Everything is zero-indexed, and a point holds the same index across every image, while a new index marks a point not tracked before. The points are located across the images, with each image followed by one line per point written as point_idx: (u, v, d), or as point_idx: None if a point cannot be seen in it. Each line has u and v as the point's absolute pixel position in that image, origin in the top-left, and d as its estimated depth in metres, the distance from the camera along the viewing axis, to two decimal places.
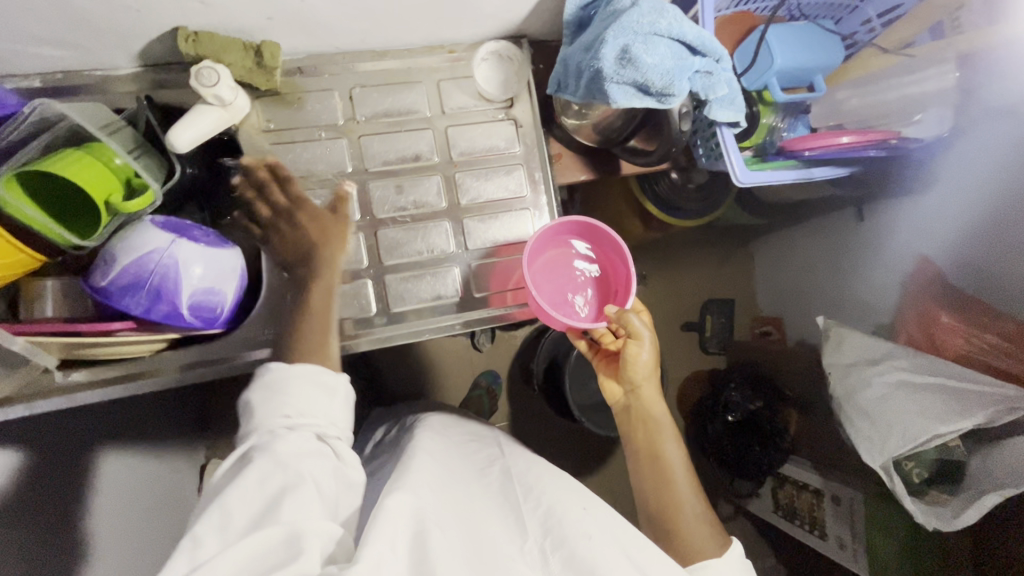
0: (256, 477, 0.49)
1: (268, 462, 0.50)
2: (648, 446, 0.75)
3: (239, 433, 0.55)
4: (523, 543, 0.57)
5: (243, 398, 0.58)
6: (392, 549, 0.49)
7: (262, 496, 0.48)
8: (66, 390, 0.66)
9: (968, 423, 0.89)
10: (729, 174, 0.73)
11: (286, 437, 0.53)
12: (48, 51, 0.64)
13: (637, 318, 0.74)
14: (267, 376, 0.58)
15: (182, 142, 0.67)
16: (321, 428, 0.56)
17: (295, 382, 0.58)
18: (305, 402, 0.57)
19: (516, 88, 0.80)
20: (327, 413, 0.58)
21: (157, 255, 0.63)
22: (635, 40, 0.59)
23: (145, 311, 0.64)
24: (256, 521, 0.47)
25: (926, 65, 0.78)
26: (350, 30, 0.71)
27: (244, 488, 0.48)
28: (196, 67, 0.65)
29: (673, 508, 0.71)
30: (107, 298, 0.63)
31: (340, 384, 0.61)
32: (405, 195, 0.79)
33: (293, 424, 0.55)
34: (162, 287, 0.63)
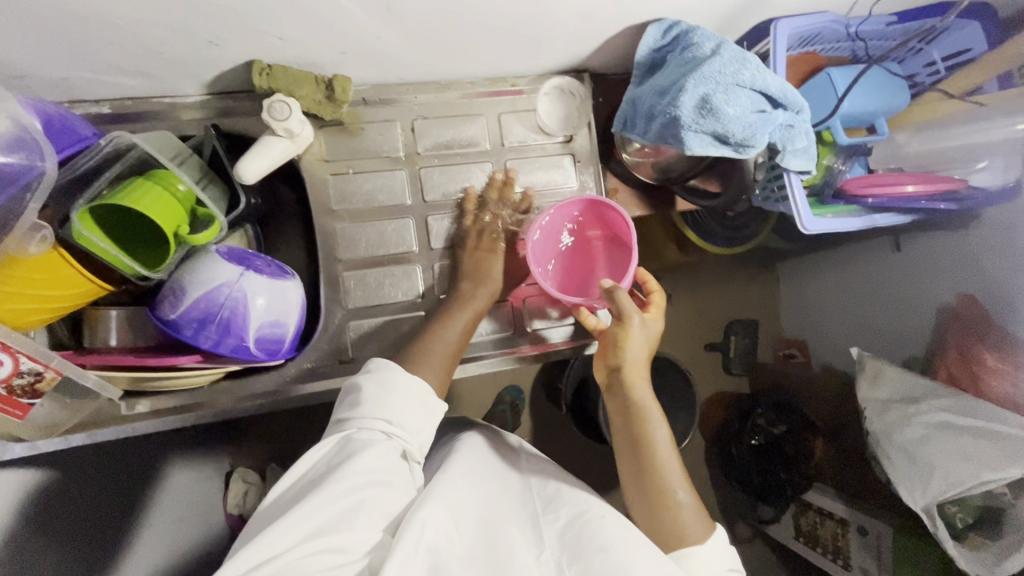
0: (342, 483, 0.50)
1: (358, 470, 0.52)
2: (633, 435, 0.65)
3: (338, 416, 0.57)
4: (539, 553, 0.55)
5: (353, 381, 0.60)
6: (412, 556, 0.48)
7: (340, 502, 0.50)
8: (127, 419, 0.67)
9: (1015, 471, 0.89)
10: (794, 219, 0.71)
11: (381, 445, 0.54)
12: (122, 80, 0.64)
13: (624, 294, 0.68)
14: (381, 371, 0.60)
15: (251, 174, 0.66)
16: (409, 446, 0.57)
17: (403, 390, 0.58)
18: (407, 415, 0.57)
19: (577, 124, 0.80)
20: (418, 429, 0.58)
21: (226, 288, 0.63)
22: (716, 90, 0.59)
23: (213, 345, 0.64)
24: (334, 522, 0.49)
25: (995, 114, 0.77)
26: (419, 63, 0.71)
27: (333, 487, 0.50)
28: (269, 102, 0.65)
29: (661, 494, 0.62)
30: (175, 330, 0.63)
31: (438, 407, 0.60)
32: (463, 228, 0.79)
33: (390, 432, 0.56)
34: (230, 321, 0.64)
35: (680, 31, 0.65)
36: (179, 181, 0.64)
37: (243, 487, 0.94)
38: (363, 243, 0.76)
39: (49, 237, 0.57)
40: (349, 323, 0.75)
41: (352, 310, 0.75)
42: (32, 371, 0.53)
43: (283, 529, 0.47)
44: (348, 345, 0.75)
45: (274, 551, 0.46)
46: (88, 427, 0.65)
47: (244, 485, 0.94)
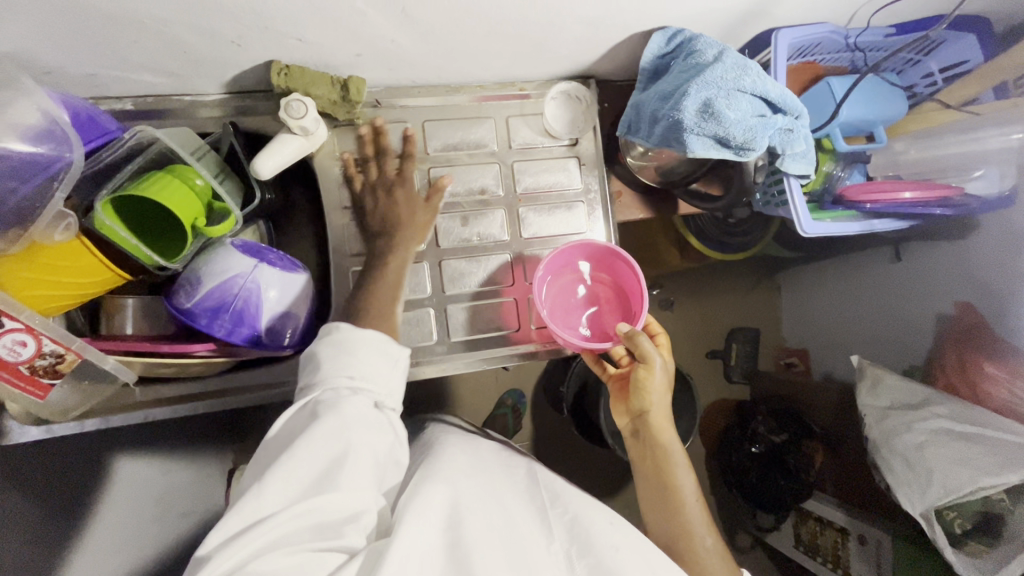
0: (315, 442, 0.48)
1: (326, 429, 0.49)
2: (663, 480, 0.71)
3: (301, 383, 0.54)
4: (549, 543, 0.56)
5: (309, 348, 0.57)
6: (424, 533, 0.51)
7: (318, 461, 0.48)
8: (139, 406, 0.69)
9: (1013, 478, 0.90)
10: (794, 223, 0.73)
11: (347, 401, 0.52)
12: (145, 77, 0.67)
13: (648, 341, 0.70)
14: (335, 333, 0.56)
15: (266, 169, 0.69)
16: (380, 398, 0.54)
17: (362, 346, 0.56)
18: (371, 369, 0.54)
19: (582, 128, 0.82)
20: (387, 383, 0.56)
21: (241, 279, 0.65)
22: (717, 94, 0.61)
23: (227, 334, 0.66)
24: (315, 485, 0.47)
25: (991, 124, 0.79)
26: (431, 66, 0.73)
27: (309, 445, 0.48)
28: (286, 99, 0.67)
29: (688, 538, 0.68)
30: (190, 319, 0.65)
31: (401, 355, 0.58)
32: (470, 226, 0.81)
33: (356, 388, 0.53)
34: (244, 311, 0.66)
35: (683, 38, 0.67)
36: (196, 175, 0.66)
37: None
38: None
39: (72, 226, 0.59)
40: None
41: None
42: (53, 353, 0.54)
43: (267, 493, 0.46)
44: None
45: (263, 517, 0.46)
46: (103, 412, 0.67)
47: None
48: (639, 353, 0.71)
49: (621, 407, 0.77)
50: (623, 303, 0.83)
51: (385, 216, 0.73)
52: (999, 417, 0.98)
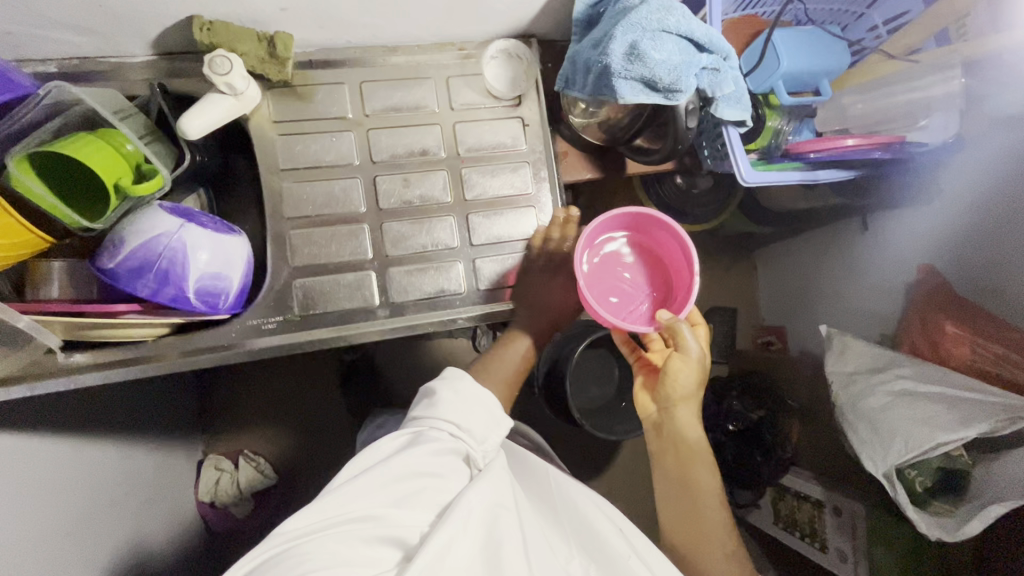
0: (406, 464, 0.56)
1: (416, 457, 0.57)
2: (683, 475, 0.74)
3: (414, 413, 0.64)
4: (568, 558, 0.59)
5: (430, 386, 0.66)
6: (458, 534, 0.52)
7: (403, 480, 0.55)
8: (67, 371, 0.66)
9: (973, 432, 0.87)
10: (734, 174, 0.73)
11: (441, 442, 0.60)
12: (65, 36, 0.65)
13: (689, 328, 0.69)
14: (454, 380, 0.66)
15: (194, 130, 0.68)
16: (471, 450, 0.61)
17: (471, 400, 0.64)
18: (476, 421, 0.63)
19: (524, 87, 0.81)
20: (485, 433, 0.63)
21: (166, 239, 0.64)
22: (642, 36, 0.60)
23: (152, 294, 0.64)
24: (397, 500, 0.54)
25: (931, 70, 0.78)
26: (362, 23, 0.72)
27: (402, 465, 0.56)
28: (211, 55, 0.66)
29: (702, 536, 0.71)
30: (113, 280, 0.63)
31: (504, 423, 0.65)
32: (411, 188, 0.79)
33: (456, 434, 0.61)
34: (169, 271, 0.64)
35: None
36: (124, 139, 0.65)
37: (216, 474, 1.09)
38: (311, 203, 0.77)
39: None
40: (295, 281, 0.75)
41: (298, 268, 0.76)
42: None
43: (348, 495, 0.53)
44: (294, 303, 0.75)
45: (337, 517, 0.51)
46: (27, 378, 0.63)
47: (217, 471, 1.09)
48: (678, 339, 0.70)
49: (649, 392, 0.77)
50: (658, 280, 0.81)
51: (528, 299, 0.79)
52: (979, 380, 0.93)
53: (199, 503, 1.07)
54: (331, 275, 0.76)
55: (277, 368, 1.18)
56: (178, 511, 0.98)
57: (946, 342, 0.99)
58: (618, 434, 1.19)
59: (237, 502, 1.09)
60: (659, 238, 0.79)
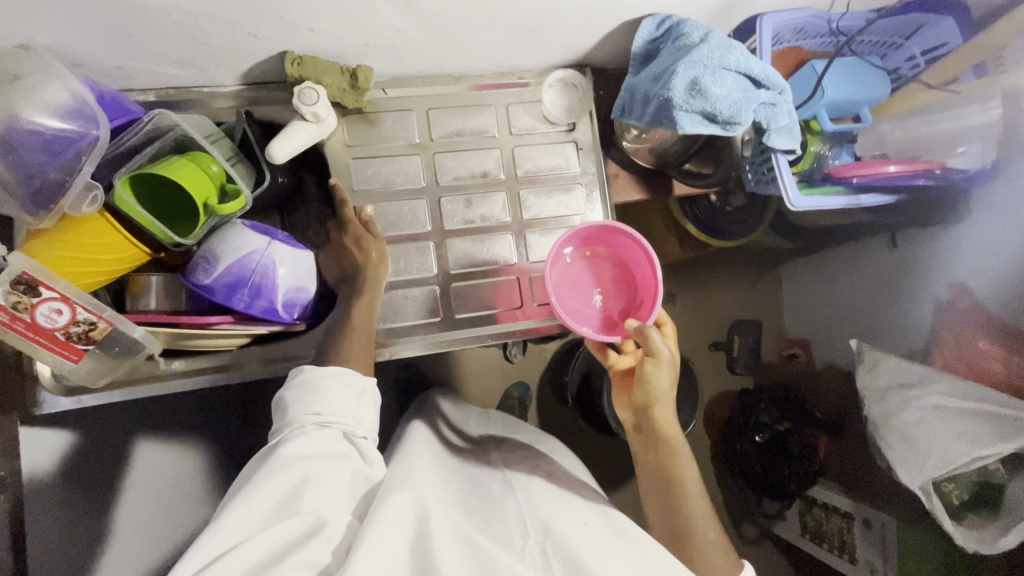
0: (276, 473, 0.52)
1: (285, 459, 0.54)
2: (664, 470, 0.74)
3: (274, 426, 0.60)
4: (524, 543, 0.58)
5: (279, 394, 0.62)
6: (383, 535, 0.51)
7: (282, 488, 0.52)
8: (162, 376, 0.72)
9: (1010, 446, 0.91)
10: (782, 198, 0.77)
11: (312, 432, 0.57)
12: (166, 69, 0.71)
13: (657, 335, 0.73)
14: (302, 375, 0.63)
15: (281, 154, 0.74)
16: (349, 428, 0.60)
17: (329, 383, 0.62)
18: (336, 404, 0.61)
19: (579, 113, 0.86)
20: (354, 412, 0.62)
21: (257, 255, 0.70)
22: (704, 72, 0.65)
23: (246, 306, 0.71)
24: (278, 512, 0.51)
25: (970, 101, 0.82)
26: (434, 56, 0.78)
27: (274, 472, 0.52)
28: (299, 88, 0.72)
29: (690, 527, 0.69)
30: (209, 293, 0.69)
31: (368, 388, 0.65)
32: (473, 208, 0.85)
33: (324, 422, 0.59)
34: (261, 286, 0.70)
35: (672, 24, 0.71)
36: (211, 160, 0.70)
37: None
38: (381, 222, 0.82)
39: (97, 199, 0.64)
40: None
41: None
42: (87, 321, 0.58)
43: (225, 528, 0.48)
44: None
45: (223, 547, 0.47)
46: (129, 383, 0.70)
47: None
48: (648, 347, 0.74)
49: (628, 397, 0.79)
50: (625, 284, 0.85)
51: (346, 263, 0.79)
52: (1010, 396, 0.95)
53: None
54: (400, 290, 0.81)
55: None
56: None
57: (979, 358, 1.02)
58: None
59: None
60: (622, 247, 0.83)
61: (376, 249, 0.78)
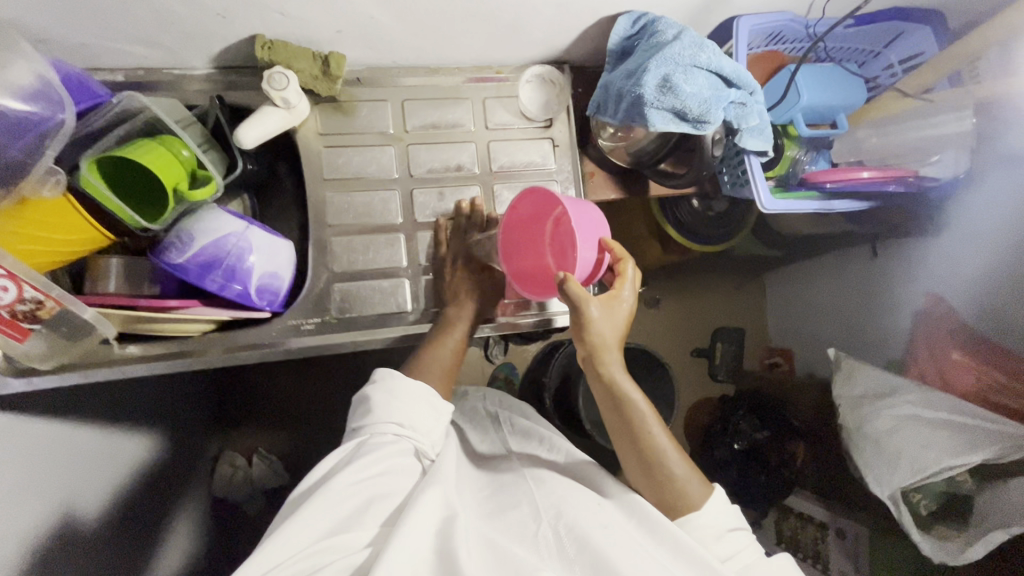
0: (331, 491, 0.56)
1: (345, 478, 0.58)
2: (624, 418, 0.67)
3: (354, 423, 0.65)
4: (538, 529, 0.60)
5: (364, 393, 0.68)
6: (415, 527, 0.54)
7: (349, 504, 0.56)
8: (116, 361, 0.70)
9: (977, 457, 0.89)
10: (755, 201, 0.77)
11: (391, 443, 0.62)
12: (134, 48, 0.70)
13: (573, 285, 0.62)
14: (386, 380, 0.68)
15: (249, 139, 0.73)
16: (420, 444, 0.65)
17: (410, 395, 0.67)
18: (415, 417, 0.65)
19: (556, 110, 0.85)
20: (430, 430, 0.67)
21: (234, 238, 0.69)
22: (676, 70, 0.65)
23: (220, 288, 0.70)
24: (347, 520, 0.55)
25: (944, 109, 0.82)
26: (409, 46, 0.77)
27: (331, 494, 0.56)
28: (269, 72, 0.71)
29: (656, 465, 0.66)
30: (182, 273, 0.67)
31: (445, 410, 0.69)
32: (445, 201, 0.84)
33: (400, 433, 0.64)
34: (236, 267, 0.69)
35: (647, 21, 0.71)
36: (182, 146, 0.69)
37: (232, 470, 1.11)
38: (351, 211, 0.81)
39: (60, 183, 0.63)
40: (334, 286, 0.79)
41: (336, 273, 0.80)
42: (33, 299, 0.57)
43: (281, 541, 0.51)
44: (332, 306, 0.79)
45: (296, 548, 0.52)
46: (82, 367, 0.69)
47: (233, 468, 1.11)
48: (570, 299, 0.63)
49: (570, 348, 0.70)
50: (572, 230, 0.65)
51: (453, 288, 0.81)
52: (981, 407, 0.95)
53: (211, 497, 1.10)
54: (368, 281, 0.80)
55: (298, 368, 1.21)
56: (195, 506, 1.00)
57: (951, 368, 1.01)
58: None
59: (251, 498, 1.12)
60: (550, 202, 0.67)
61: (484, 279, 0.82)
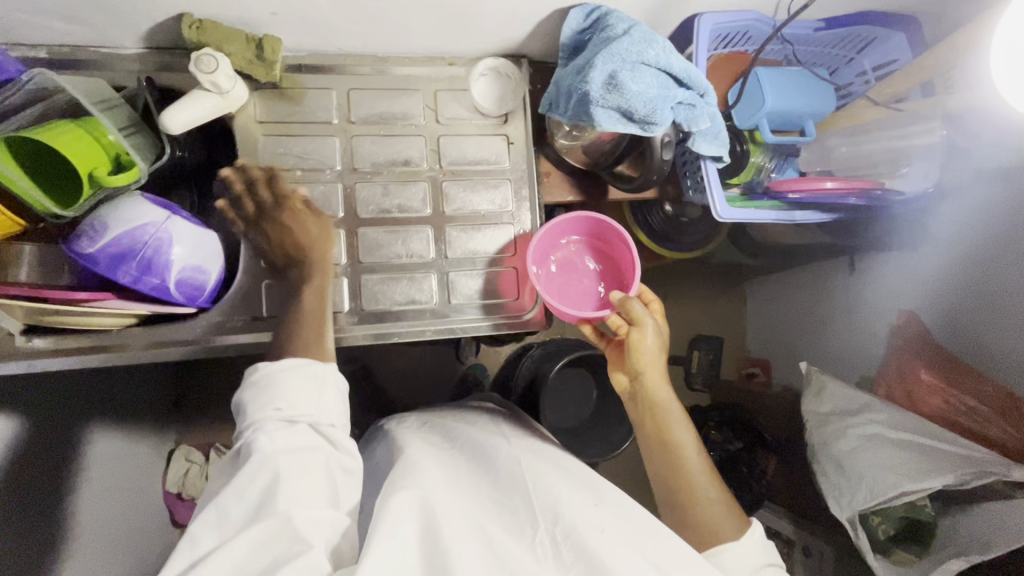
0: (251, 474, 0.52)
1: (260, 459, 0.53)
2: (661, 444, 0.73)
3: (240, 424, 0.58)
4: (534, 532, 0.57)
5: (236, 397, 0.59)
6: (388, 541, 0.52)
7: (252, 496, 0.52)
8: (26, 354, 0.66)
9: (936, 483, 0.86)
10: (710, 208, 0.74)
11: (274, 429, 0.55)
12: (53, 24, 0.66)
13: (638, 304, 0.74)
14: (258, 374, 0.59)
15: (175, 124, 0.69)
16: (314, 421, 0.58)
17: (290, 377, 0.59)
18: (298, 398, 0.58)
19: (511, 105, 0.82)
20: (319, 405, 0.59)
21: (153, 228, 0.64)
22: (622, 67, 0.61)
23: (132, 281, 0.64)
24: (251, 519, 0.51)
25: (915, 120, 0.79)
26: (352, 33, 0.73)
27: (242, 488, 0.52)
28: (196, 54, 0.67)
29: (689, 493, 0.70)
30: (90, 264, 0.62)
31: (331, 376, 0.61)
32: (391, 197, 0.80)
33: (288, 418, 0.57)
34: (153, 260, 0.64)
35: (599, 15, 0.67)
36: (106, 130, 0.66)
37: (186, 466, 1.08)
38: (291, 204, 0.77)
39: None
40: (265, 282, 0.76)
41: (270, 268, 0.76)
42: None
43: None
44: (263, 303, 0.75)
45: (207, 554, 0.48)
46: None
47: (187, 463, 1.08)
48: (630, 316, 0.75)
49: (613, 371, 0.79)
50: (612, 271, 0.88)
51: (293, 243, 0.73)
52: (949, 431, 0.91)
53: (165, 493, 1.07)
54: (304, 278, 0.76)
55: (250, 363, 1.17)
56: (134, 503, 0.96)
57: (920, 389, 0.98)
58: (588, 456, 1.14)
59: None
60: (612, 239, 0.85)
61: (316, 224, 0.74)
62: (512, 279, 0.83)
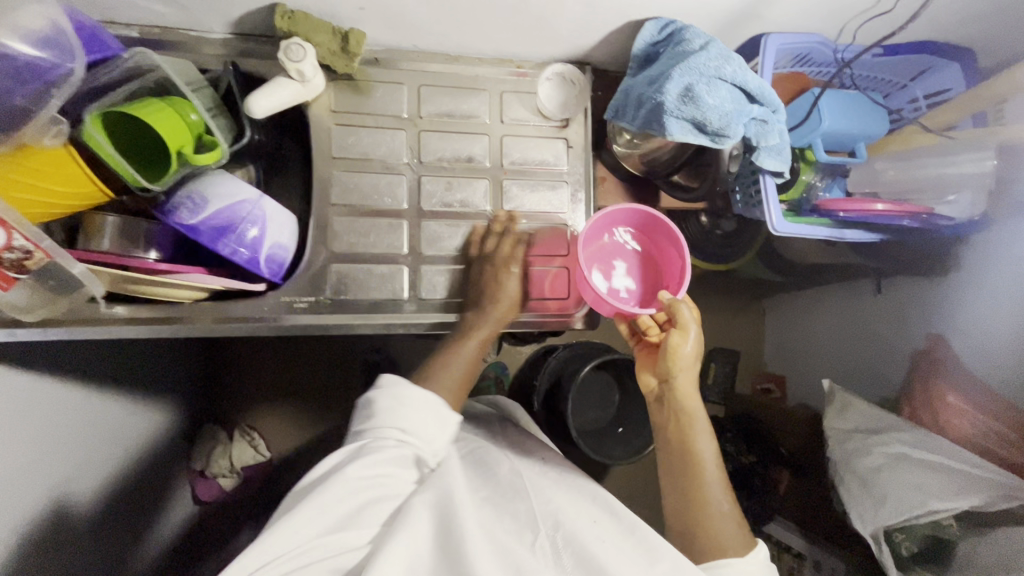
0: (350, 484, 0.55)
1: (364, 471, 0.56)
2: (681, 453, 0.72)
3: (356, 429, 0.63)
4: (534, 538, 0.57)
5: (369, 395, 0.66)
6: (404, 539, 0.52)
7: (353, 501, 0.55)
8: (104, 320, 0.69)
9: (963, 504, 0.88)
10: (766, 221, 0.77)
11: (391, 453, 0.59)
12: (152, 5, 0.69)
13: (688, 309, 0.74)
14: (392, 385, 0.65)
15: (260, 109, 0.71)
16: (422, 451, 0.62)
17: (417, 401, 0.64)
18: (420, 423, 0.63)
19: (573, 110, 0.84)
20: (433, 437, 0.63)
21: (249, 206, 0.71)
22: (699, 80, 0.65)
23: (230, 254, 0.70)
24: (341, 522, 0.53)
25: (966, 149, 0.81)
26: (431, 31, 0.76)
27: (341, 490, 0.55)
28: (286, 43, 0.69)
29: (702, 503, 0.69)
30: (193, 235, 0.68)
31: (453, 419, 0.66)
32: (452, 192, 0.82)
33: (405, 439, 0.62)
34: (247, 235, 0.71)
35: (675, 29, 0.70)
36: (191, 109, 0.68)
37: (211, 443, 1.11)
38: (357, 192, 0.80)
39: (62, 134, 0.61)
40: (331, 266, 0.78)
41: (335, 253, 0.79)
42: (23, 249, 0.55)
43: (299, 524, 0.51)
44: (327, 286, 0.78)
45: (292, 545, 0.50)
46: (68, 323, 0.67)
47: (212, 441, 1.11)
48: (676, 319, 0.75)
49: (646, 370, 0.80)
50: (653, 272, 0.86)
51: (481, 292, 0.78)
52: (966, 452, 0.93)
53: (190, 470, 1.10)
54: (367, 264, 0.79)
55: (283, 346, 1.19)
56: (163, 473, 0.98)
57: (946, 412, 0.99)
58: (612, 458, 1.16)
59: (226, 474, 1.10)
60: (662, 240, 0.83)
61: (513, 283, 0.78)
62: (541, 282, 0.84)
